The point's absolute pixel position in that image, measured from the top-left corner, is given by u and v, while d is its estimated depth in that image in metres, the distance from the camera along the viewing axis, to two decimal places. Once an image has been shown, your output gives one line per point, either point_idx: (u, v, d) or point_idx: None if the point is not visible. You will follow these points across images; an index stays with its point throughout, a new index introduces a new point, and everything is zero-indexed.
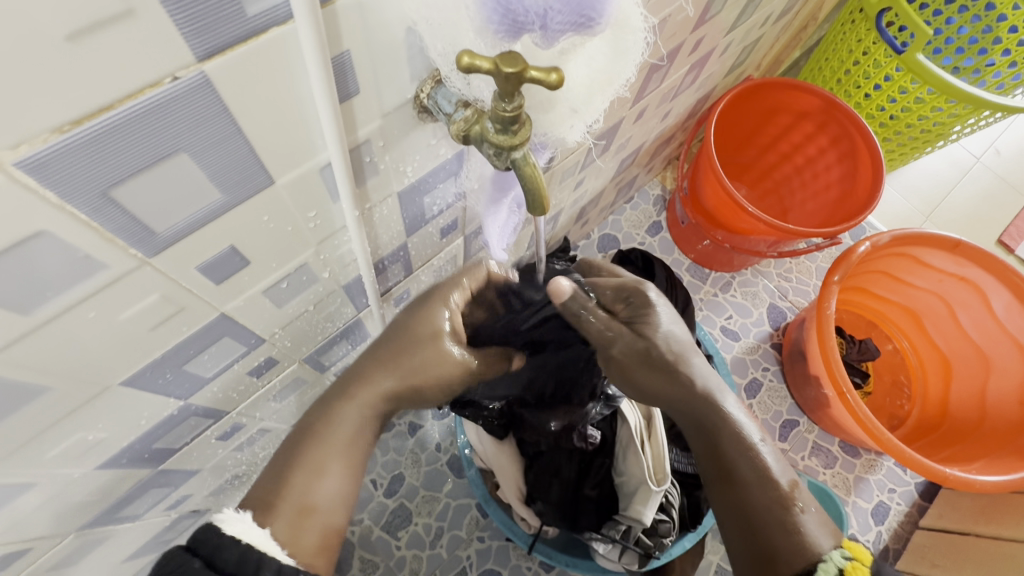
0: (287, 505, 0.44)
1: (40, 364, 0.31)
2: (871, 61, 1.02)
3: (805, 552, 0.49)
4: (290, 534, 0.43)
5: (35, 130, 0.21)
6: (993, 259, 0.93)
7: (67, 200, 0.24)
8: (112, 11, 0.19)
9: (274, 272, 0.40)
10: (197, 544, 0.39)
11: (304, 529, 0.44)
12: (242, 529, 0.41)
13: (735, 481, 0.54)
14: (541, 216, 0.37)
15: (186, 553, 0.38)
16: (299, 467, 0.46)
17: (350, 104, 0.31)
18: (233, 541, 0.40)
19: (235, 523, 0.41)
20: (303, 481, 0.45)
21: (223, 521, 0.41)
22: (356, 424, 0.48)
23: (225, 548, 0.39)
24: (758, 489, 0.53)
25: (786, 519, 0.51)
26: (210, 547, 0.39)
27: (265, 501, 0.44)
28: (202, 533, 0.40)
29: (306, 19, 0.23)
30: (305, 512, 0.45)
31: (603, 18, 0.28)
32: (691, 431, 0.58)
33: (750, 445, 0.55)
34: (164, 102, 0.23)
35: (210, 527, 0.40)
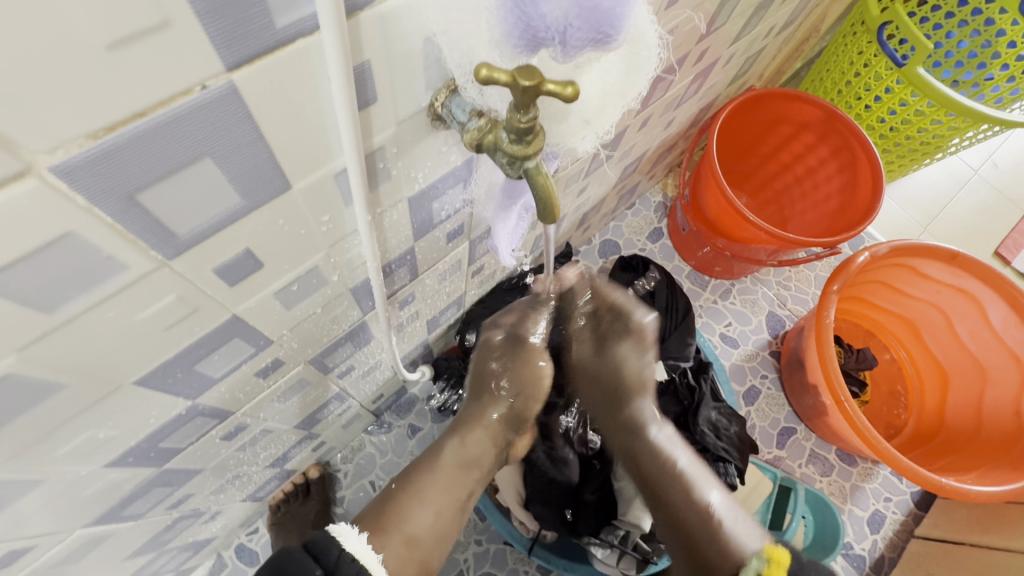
0: (394, 537, 0.54)
1: (58, 363, 0.31)
2: (872, 73, 1.03)
3: (732, 558, 0.55)
4: (398, 560, 0.53)
5: (68, 135, 0.21)
6: (991, 271, 0.94)
7: (93, 203, 0.24)
8: (148, 23, 0.20)
9: (286, 275, 0.41)
10: (320, 553, 0.47)
11: (408, 556, 0.55)
12: (355, 544, 0.50)
13: (677, 505, 0.63)
14: (551, 224, 0.37)
15: (306, 561, 0.45)
16: (408, 500, 0.58)
17: (367, 112, 0.32)
18: (350, 558, 0.48)
19: (350, 539, 0.50)
20: (409, 513, 0.57)
21: (340, 535, 0.49)
22: (464, 461, 0.65)
23: (345, 563, 0.47)
24: (686, 503, 0.62)
25: (712, 534, 0.58)
26: (331, 559, 0.47)
27: (379, 527, 0.54)
28: (322, 541, 0.48)
29: (333, 32, 0.24)
30: (410, 544, 0.55)
31: (620, 35, 0.28)
32: (642, 486, 0.68)
33: (680, 473, 0.64)
34: (194, 109, 0.24)
35: (331, 538, 0.49)
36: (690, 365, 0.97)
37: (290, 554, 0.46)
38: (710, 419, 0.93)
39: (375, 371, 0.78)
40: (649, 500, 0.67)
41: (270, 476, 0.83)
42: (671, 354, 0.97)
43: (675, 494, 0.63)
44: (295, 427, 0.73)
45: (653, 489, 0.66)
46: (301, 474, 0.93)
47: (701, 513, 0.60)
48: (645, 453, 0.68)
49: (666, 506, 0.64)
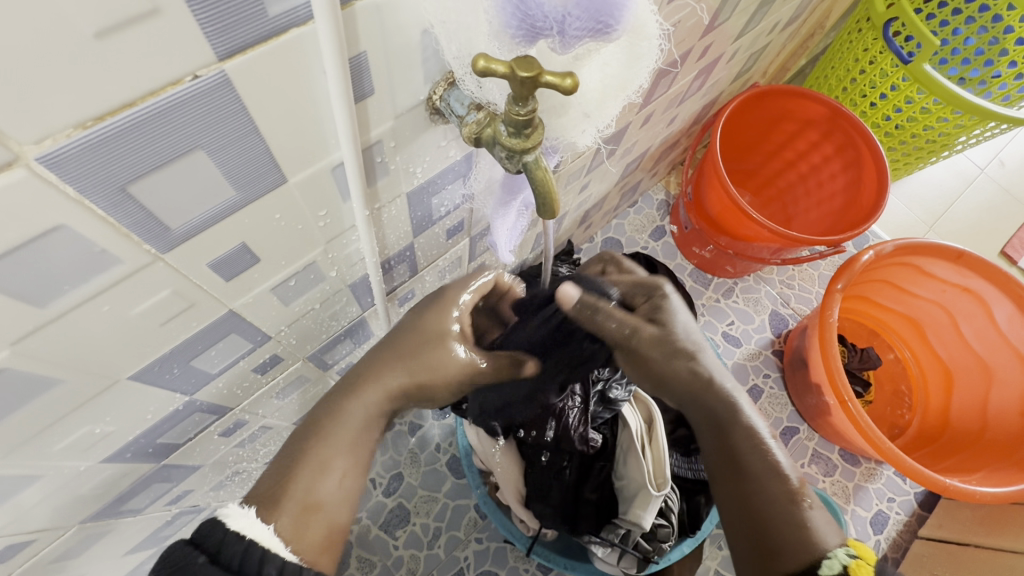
0: (291, 501, 0.44)
1: (51, 358, 0.31)
2: (877, 70, 1.02)
3: (809, 548, 0.48)
4: (293, 530, 0.43)
5: (58, 126, 0.21)
6: (997, 271, 0.93)
7: (86, 195, 0.24)
8: (137, 10, 0.20)
9: (283, 270, 0.41)
10: (203, 538, 0.40)
11: (309, 525, 0.44)
12: (246, 524, 0.41)
13: (752, 473, 0.53)
14: (550, 219, 0.37)
15: (189, 549, 0.39)
16: (307, 462, 0.45)
17: (364, 105, 0.32)
18: (237, 536, 0.40)
19: (239, 517, 0.41)
20: (309, 478, 0.45)
21: (227, 516, 0.41)
22: (367, 419, 0.48)
23: (230, 543, 0.40)
24: (769, 480, 0.52)
25: (794, 517, 0.50)
26: (215, 541, 0.39)
27: (270, 497, 0.44)
28: (207, 526, 0.41)
29: (327, 21, 0.23)
30: (309, 509, 0.44)
31: (620, 26, 0.28)
32: (704, 427, 0.58)
33: (765, 447, 0.54)
34: (186, 99, 0.24)
35: (216, 521, 0.41)
36: None
37: (172, 547, 0.39)
38: None
39: None
40: (713, 445, 0.57)
41: None
42: None
43: (757, 467, 0.53)
44: (295, 424, 0.73)
45: (725, 448, 0.55)
46: None
47: (784, 495, 0.52)
48: (712, 406, 0.56)
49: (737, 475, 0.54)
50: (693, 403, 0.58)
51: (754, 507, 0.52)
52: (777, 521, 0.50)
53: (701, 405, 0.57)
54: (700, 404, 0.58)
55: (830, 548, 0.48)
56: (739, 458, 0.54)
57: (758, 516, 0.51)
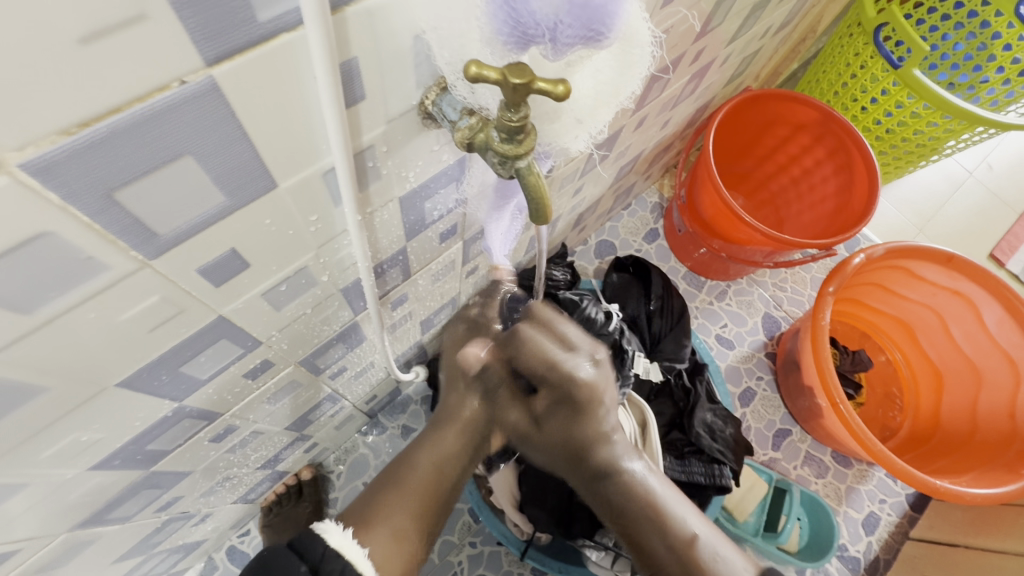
0: (383, 529, 0.52)
1: (37, 365, 0.30)
2: (868, 75, 1.03)
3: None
4: (383, 558, 0.51)
5: (41, 131, 0.20)
6: (985, 274, 0.94)
7: (70, 202, 0.24)
8: (124, 14, 0.19)
9: (274, 275, 0.40)
10: (304, 550, 0.49)
11: (395, 553, 0.52)
12: (341, 540, 0.50)
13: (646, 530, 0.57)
14: (544, 224, 0.37)
15: (296, 558, 0.48)
16: (394, 490, 0.55)
17: (356, 110, 0.31)
18: (335, 554, 0.49)
19: (335, 534, 0.50)
20: (394, 509, 0.54)
21: (325, 531, 0.50)
22: (447, 454, 0.59)
23: (329, 559, 0.48)
24: (663, 537, 0.56)
25: (697, 568, 0.54)
26: (316, 555, 0.49)
27: (363, 522, 0.52)
28: (306, 540, 0.49)
29: (316, 28, 0.23)
30: (397, 539, 0.53)
31: (612, 33, 0.28)
32: (597, 501, 0.61)
33: (648, 501, 0.58)
34: (174, 105, 0.23)
35: (314, 536, 0.50)
36: (686, 367, 0.97)
37: (275, 549, 0.49)
38: (705, 421, 0.92)
39: (367, 372, 0.78)
40: (607, 512, 0.60)
41: (262, 478, 0.82)
42: (666, 356, 0.97)
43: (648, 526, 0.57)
44: (287, 429, 0.73)
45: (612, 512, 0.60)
46: (294, 476, 0.92)
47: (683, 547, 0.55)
48: (600, 480, 0.59)
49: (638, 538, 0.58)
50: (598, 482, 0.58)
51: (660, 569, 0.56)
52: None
53: (593, 486, 0.61)
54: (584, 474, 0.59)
55: None
56: (625, 519, 0.58)
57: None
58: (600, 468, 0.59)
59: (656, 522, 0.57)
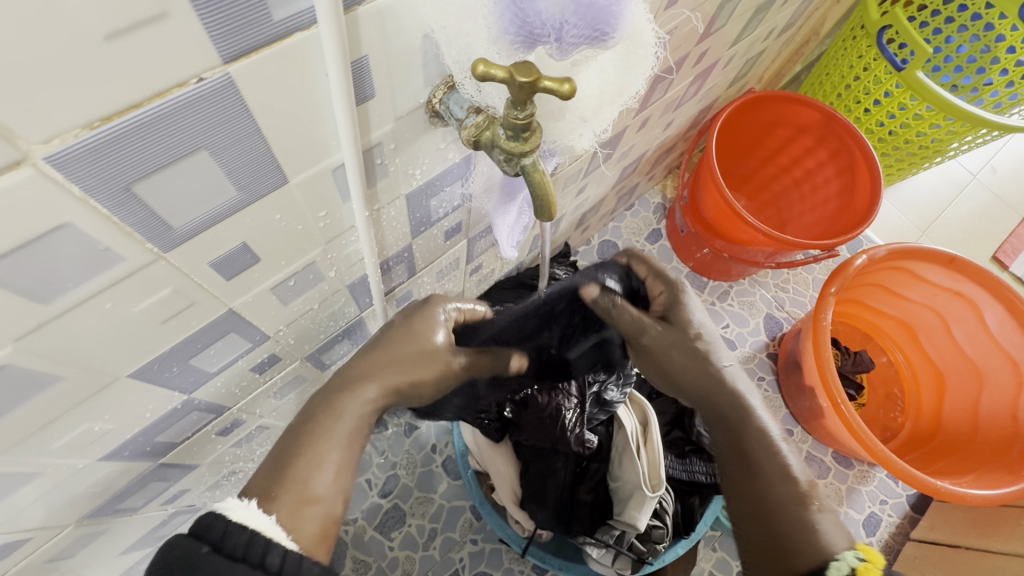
0: (289, 492, 0.42)
1: (52, 355, 0.31)
2: (871, 77, 1.03)
3: (819, 550, 0.48)
4: (292, 520, 0.41)
5: (66, 126, 0.21)
6: (988, 275, 0.94)
7: (91, 194, 0.24)
8: (146, 14, 0.20)
9: (282, 270, 0.41)
10: (205, 530, 0.38)
11: (308, 517, 0.42)
12: (247, 516, 0.39)
13: (759, 477, 0.54)
14: (548, 221, 0.38)
15: (192, 540, 0.37)
16: (303, 455, 0.43)
17: (365, 107, 0.32)
18: (240, 527, 0.38)
19: (240, 510, 0.39)
20: (307, 471, 0.43)
21: (227, 509, 0.39)
22: (364, 414, 0.46)
23: (233, 533, 0.38)
24: (780, 480, 0.53)
25: (802, 516, 0.51)
26: (218, 533, 0.37)
27: (268, 490, 0.42)
28: (206, 519, 0.38)
29: (329, 26, 0.24)
30: (307, 502, 0.42)
31: (616, 32, 0.29)
32: (718, 428, 0.60)
33: (778, 449, 0.55)
34: (191, 101, 0.24)
35: (214, 514, 0.39)
36: None
37: (174, 541, 0.37)
38: None
39: None
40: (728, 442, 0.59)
41: None
42: None
43: (770, 468, 0.54)
44: None
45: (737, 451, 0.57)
46: None
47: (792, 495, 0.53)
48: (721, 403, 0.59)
49: (753, 472, 0.55)
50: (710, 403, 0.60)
51: (764, 505, 0.53)
52: (790, 522, 0.51)
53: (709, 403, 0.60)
54: (711, 406, 0.61)
55: (838, 552, 0.48)
56: (748, 455, 0.56)
57: (771, 517, 0.52)
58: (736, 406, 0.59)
59: (782, 463, 0.54)
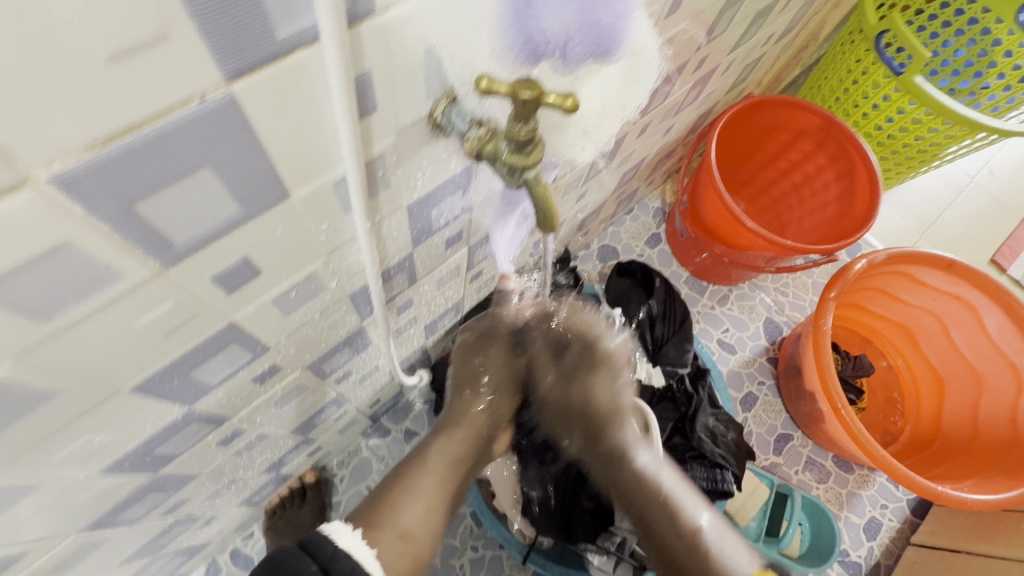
0: (389, 532, 0.55)
1: (53, 370, 0.31)
2: (869, 82, 1.04)
3: None
4: (393, 553, 0.54)
5: (67, 146, 0.21)
6: (987, 279, 0.94)
7: (93, 212, 0.24)
8: (149, 33, 0.20)
9: (284, 282, 0.41)
10: (316, 549, 0.49)
11: (404, 551, 0.55)
12: (350, 542, 0.51)
13: (658, 526, 0.62)
14: (550, 233, 0.38)
15: (304, 558, 0.47)
16: (395, 493, 0.58)
17: (368, 121, 0.32)
18: (344, 555, 0.49)
19: (344, 537, 0.51)
20: (400, 507, 0.58)
21: (334, 533, 0.51)
22: (449, 458, 0.63)
23: (338, 559, 0.49)
24: (671, 525, 0.61)
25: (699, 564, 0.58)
26: (326, 555, 0.49)
27: (371, 520, 0.56)
28: (316, 538, 0.50)
29: (332, 42, 0.24)
30: (405, 538, 0.56)
31: (620, 50, 0.30)
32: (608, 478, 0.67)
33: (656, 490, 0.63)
34: (193, 119, 0.24)
35: (324, 536, 0.50)
36: (687, 372, 0.97)
37: (289, 552, 0.48)
38: (707, 426, 0.93)
39: (372, 375, 0.78)
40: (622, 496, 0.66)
41: (266, 480, 0.82)
42: (669, 361, 0.96)
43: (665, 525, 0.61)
44: (292, 432, 0.73)
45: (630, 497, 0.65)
46: (297, 478, 0.92)
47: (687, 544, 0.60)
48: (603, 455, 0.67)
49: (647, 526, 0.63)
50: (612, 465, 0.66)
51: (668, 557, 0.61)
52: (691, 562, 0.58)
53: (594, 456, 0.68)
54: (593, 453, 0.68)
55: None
56: (636, 507, 0.64)
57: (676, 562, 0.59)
58: (612, 456, 0.66)
59: (669, 509, 0.61)
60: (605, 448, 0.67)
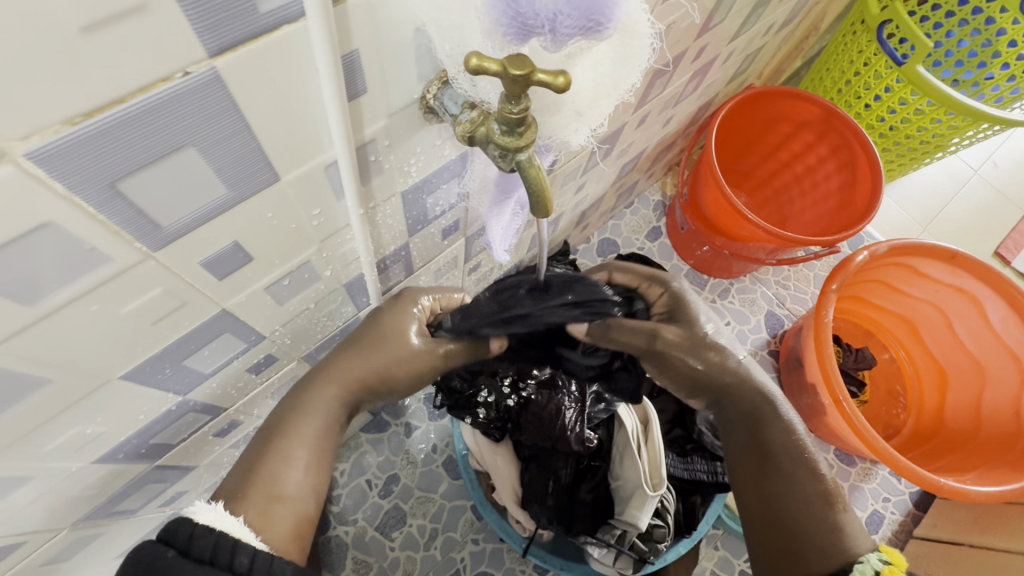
0: (257, 493, 0.44)
1: (42, 356, 0.31)
2: (872, 72, 1.02)
3: (841, 551, 0.50)
4: (262, 520, 0.43)
5: (46, 121, 0.21)
6: (990, 270, 0.93)
7: (75, 192, 0.24)
8: (126, 5, 0.20)
9: (276, 269, 0.40)
10: (171, 536, 0.38)
11: (278, 516, 0.44)
12: (215, 518, 0.40)
13: (789, 478, 0.54)
14: (544, 219, 0.37)
15: (158, 547, 0.38)
16: (269, 456, 0.46)
17: (358, 103, 0.32)
18: (206, 531, 0.39)
19: (206, 513, 0.40)
20: (273, 468, 0.45)
21: (194, 512, 0.40)
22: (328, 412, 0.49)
23: (200, 537, 0.38)
24: (805, 481, 0.53)
25: (829, 517, 0.52)
26: (184, 537, 0.38)
27: (236, 492, 0.44)
28: (173, 523, 0.39)
29: (317, 18, 0.23)
30: (276, 500, 0.45)
31: (611, 24, 0.28)
32: (739, 420, 0.58)
33: (801, 446, 0.55)
34: (176, 97, 0.23)
35: (181, 518, 0.40)
36: None
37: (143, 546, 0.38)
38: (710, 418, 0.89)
39: None
40: (749, 440, 0.57)
41: None
42: None
43: (792, 466, 0.54)
44: None
45: (764, 444, 0.56)
46: None
47: (820, 506, 0.52)
48: (749, 396, 0.57)
49: (775, 471, 0.55)
50: (723, 400, 0.58)
51: (785, 503, 0.53)
52: (815, 524, 0.52)
53: (735, 394, 0.57)
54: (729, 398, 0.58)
55: (861, 553, 0.50)
56: (772, 453, 0.55)
57: (792, 516, 0.52)
58: (762, 401, 0.57)
59: (808, 463, 0.54)
60: (749, 394, 0.57)
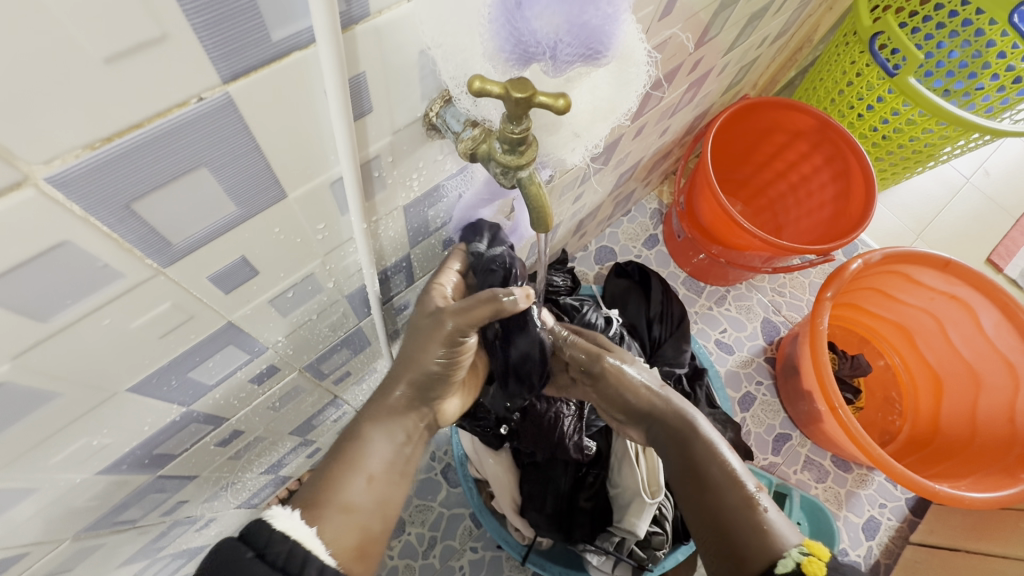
0: (330, 506, 0.44)
1: (53, 370, 0.31)
2: (864, 83, 1.04)
3: (768, 550, 0.48)
4: (334, 533, 0.43)
5: (67, 146, 0.21)
6: (982, 278, 0.95)
7: (91, 213, 0.25)
8: (147, 36, 0.20)
9: (281, 282, 0.41)
10: (250, 536, 0.40)
11: (348, 527, 0.45)
12: (291, 525, 0.42)
13: (713, 487, 0.53)
14: (545, 232, 0.38)
15: (237, 546, 0.39)
16: (338, 466, 0.47)
17: (363, 122, 0.32)
18: (282, 536, 0.41)
19: (284, 518, 0.42)
20: (343, 478, 0.46)
21: (273, 517, 0.42)
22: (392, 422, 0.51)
23: (276, 543, 0.40)
24: (729, 488, 0.53)
25: (752, 519, 0.50)
26: (263, 540, 0.40)
27: (311, 499, 0.44)
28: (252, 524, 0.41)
29: (328, 44, 0.24)
30: (345, 511, 0.45)
31: (609, 52, 0.29)
32: (668, 443, 0.59)
33: (722, 456, 0.55)
34: (189, 121, 0.24)
35: (261, 521, 0.41)
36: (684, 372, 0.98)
37: (221, 545, 0.39)
38: None
39: (370, 377, 0.78)
40: (675, 458, 0.58)
41: (265, 482, 0.82)
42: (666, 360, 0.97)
43: (716, 475, 0.54)
44: (290, 434, 0.73)
45: (685, 457, 0.57)
46: (296, 481, 0.92)
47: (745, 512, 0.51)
48: (674, 421, 0.59)
49: (700, 483, 0.54)
50: (654, 422, 0.61)
51: (712, 512, 0.53)
52: (745, 530, 0.50)
53: (660, 420, 0.60)
54: (654, 422, 0.61)
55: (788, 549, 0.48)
56: (695, 464, 0.55)
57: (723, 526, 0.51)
58: (681, 421, 0.58)
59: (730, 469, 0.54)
60: (666, 418, 0.60)
